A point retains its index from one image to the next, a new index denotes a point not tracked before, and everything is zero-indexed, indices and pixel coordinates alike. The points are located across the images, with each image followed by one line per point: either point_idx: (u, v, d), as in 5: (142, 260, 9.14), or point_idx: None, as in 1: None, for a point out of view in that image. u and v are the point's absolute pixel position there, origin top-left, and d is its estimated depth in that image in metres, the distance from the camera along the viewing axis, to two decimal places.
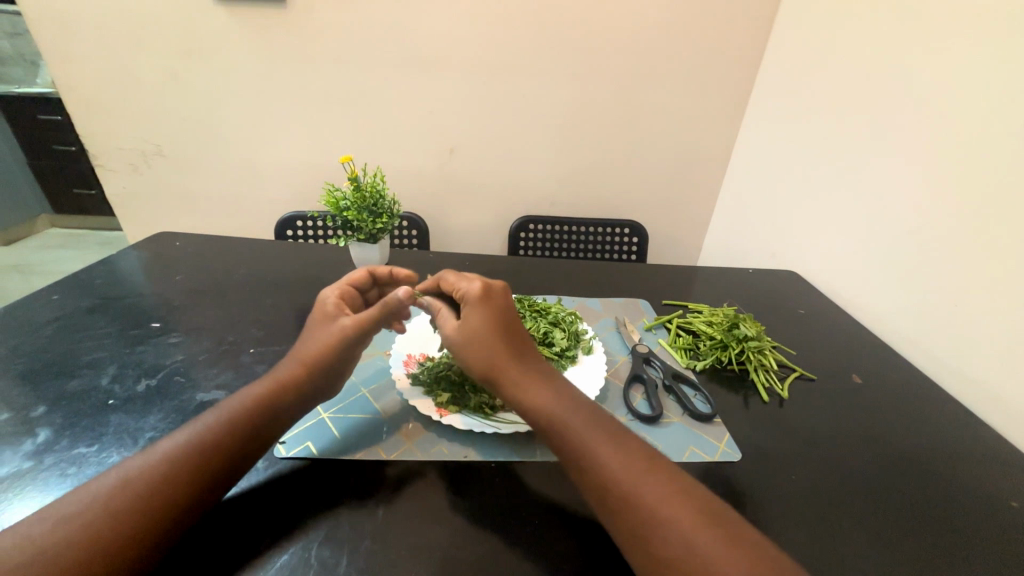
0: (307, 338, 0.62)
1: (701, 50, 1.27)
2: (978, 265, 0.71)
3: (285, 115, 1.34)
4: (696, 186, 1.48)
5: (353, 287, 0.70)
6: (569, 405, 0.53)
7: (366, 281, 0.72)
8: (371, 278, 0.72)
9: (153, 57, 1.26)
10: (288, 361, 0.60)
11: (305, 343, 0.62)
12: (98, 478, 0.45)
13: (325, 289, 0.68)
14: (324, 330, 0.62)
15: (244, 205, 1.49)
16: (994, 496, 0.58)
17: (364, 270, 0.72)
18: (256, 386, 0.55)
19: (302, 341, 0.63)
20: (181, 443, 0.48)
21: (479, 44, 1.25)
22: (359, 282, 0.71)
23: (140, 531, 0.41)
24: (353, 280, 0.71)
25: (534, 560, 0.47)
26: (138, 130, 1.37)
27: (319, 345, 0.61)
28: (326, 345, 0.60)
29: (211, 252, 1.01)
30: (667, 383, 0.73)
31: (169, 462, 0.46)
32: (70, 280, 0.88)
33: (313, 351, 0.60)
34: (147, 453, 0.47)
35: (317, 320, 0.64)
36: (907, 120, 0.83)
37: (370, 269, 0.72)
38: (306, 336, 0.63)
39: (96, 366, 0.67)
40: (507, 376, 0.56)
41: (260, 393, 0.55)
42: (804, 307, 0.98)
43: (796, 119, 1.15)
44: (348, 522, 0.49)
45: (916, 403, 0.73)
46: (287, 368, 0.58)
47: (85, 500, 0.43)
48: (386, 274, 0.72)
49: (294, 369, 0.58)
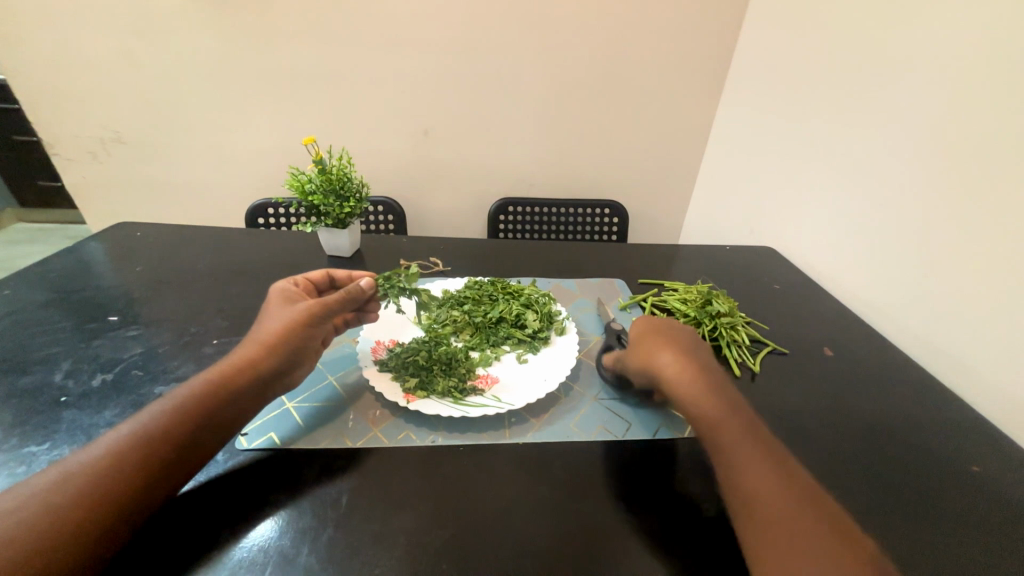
0: (265, 322, 0.60)
1: (679, 21, 1.24)
2: (951, 234, 0.71)
3: (249, 98, 1.29)
4: (677, 164, 1.46)
5: (310, 282, 0.70)
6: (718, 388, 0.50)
7: (325, 280, 0.71)
8: (330, 278, 0.72)
9: (104, 36, 1.19)
10: (244, 345, 0.57)
11: (261, 327, 0.60)
12: (40, 474, 0.42)
13: (283, 281, 0.68)
14: (285, 312, 0.61)
15: (212, 192, 1.44)
16: (957, 462, 0.60)
17: (322, 270, 0.72)
18: (206, 374, 0.53)
19: (260, 324, 0.60)
20: (129, 434, 0.45)
21: (451, 20, 1.21)
22: (317, 280, 0.71)
23: (87, 527, 0.40)
24: (312, 278, 0.71)
25: (500, 543, 0.47)
26: (95, 115, 1.31)
27: (272, 332, 0.58)
28: (287, 326, 0.59)
29: (174, 241, 0.97)
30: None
31: (115, 456, 0.44)
32: (22, 273, 0.84)
33: (271, 334, 0.58)
34: (89, 447, 0.44)
35: (276, 305, 0.63)
36: (885, 90, 0.82)
37: (328, 269, 0.72)
38: (264, 320, 0.61)
39: (49, 362, 0.65)
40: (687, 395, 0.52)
41: (210, 381, 0.52)
42: (780, 283, 0.98)
43: (774, 91, 1.13)
44: (310, 512, 0.48)
45: (887, 374, 0.74)
46: (245, 350, 0.56)
47: (21, 497, 0.40)
48: (344, 274, 0.72)
49: (244, 357, 0.55)
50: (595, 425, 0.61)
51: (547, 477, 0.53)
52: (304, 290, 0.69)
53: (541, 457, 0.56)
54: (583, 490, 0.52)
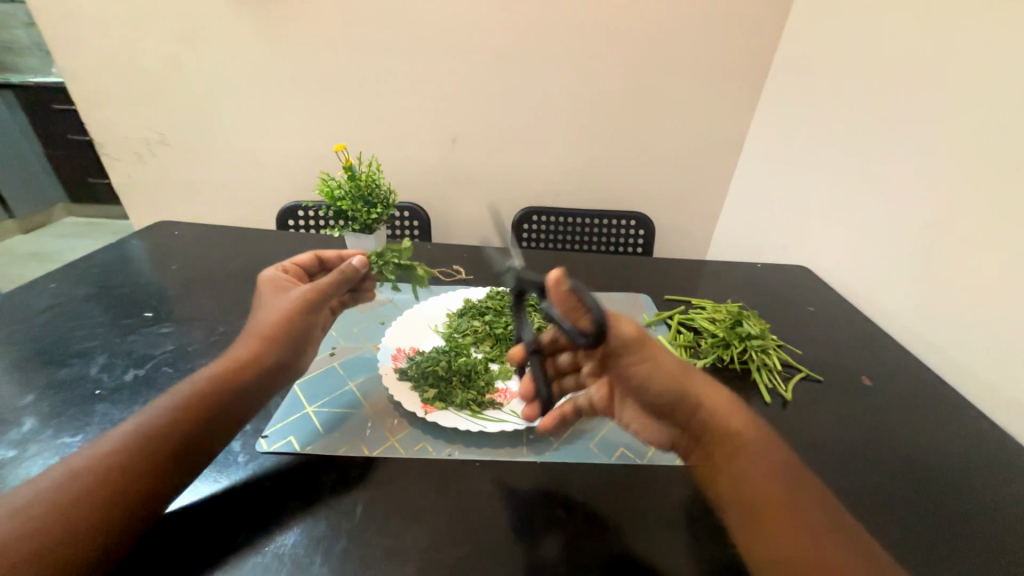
0: (262, 309, 0.62)
1: (714, 33, 1.22)
2: (1005, 260, 0.67)
3: (285, 104, 1.33)
4: (707, 177, 1.43)
5: (300, 267, 0.72)
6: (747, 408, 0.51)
7: (313, 263, 0.73)
8: (318, 261, 0.74)
9: (155, 44, 1.25)
10: (246, 334, 0.59)
11: (260, 315, 0.61)
12: (47, 472, 0.43)
13: (272, 269, 0.69)
14: (280, 299, 0.62)
15: (246, 193, 1.49)
16: (1012, 509, 0.55)
17: (310, 254, 0.74)
18: (212, 367, 0.54)
19: (258, 313, 0.62)
20: (131, 432, 0.46)
21: (483, 30, 1.22)
22: (306, 264, 0.73)
23: (96, 523, 0.41)
24: (301, 262, 0.72)
25: (514, 566, 0.45)
26: (142, 118, 1.37)
27: (271, 318, 0.60)
28: (286, 312, 0.61)
29: (207, 241, 1.01)
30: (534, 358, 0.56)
31: (118, 453, 0.45)
32: (68, 267, 0.88)
33: (271, 321, 0.60)
34: (99, 443, 0.46)
35: (269, 292, 0.64)
36: (936, 107, 0.78)
37: (316, 252, 0.74)
38: (260, 309, 0.62)
39: (87, 355, 0.67)
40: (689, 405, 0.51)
41: (215, 373, 0.53)
42: (814, 305, 0.94)
43: (813, 105, 1.09)
44: (325, 521, 0.48)
45: (931, 407, 0.69)
46: (247, 340, 0.58)
47: (30, 493, 0.41)
48: (332, 256, 0.75)
49: (246, 346, 0.57)
50: (615, 445, 0.59)
51: (565, 499, 0.52)
52: (295, 276, 0.70)
53: (558, 477, 0.54)
54: (600, 516, 0.50)
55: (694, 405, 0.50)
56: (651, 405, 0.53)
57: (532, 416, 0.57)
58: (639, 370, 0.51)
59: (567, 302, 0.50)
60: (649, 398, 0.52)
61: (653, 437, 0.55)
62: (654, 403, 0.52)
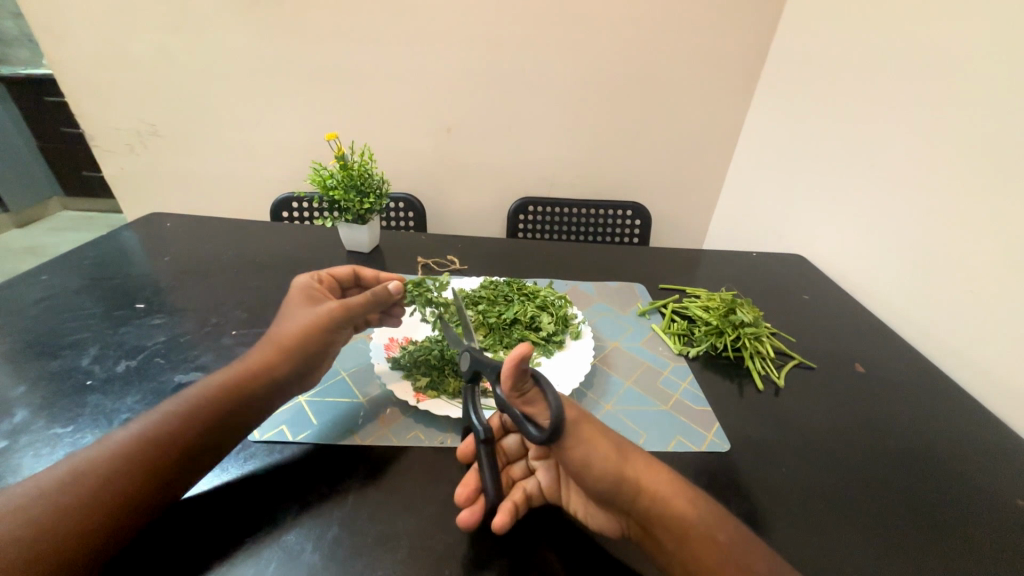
0: (286, 322, 0.61)
1: (711, 18, 1.20)
2: (996, 249, 0.67)
3: (277, 95, 1.31)
4: (705, 166, 1.42)
5: (335, 280, 0.71)
6: (689, 482, 0.46)
7: (349, 279, 0.72)
8: (355, 277, 0.73)
9: (143, 33, 1.23)
10: (262, 346, 0.58)
11: (282, 327, 0.60)
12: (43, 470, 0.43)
13: (306, 276, 0.68)
14: (305, 313, 0.61)
15: (240, 184, 1.48)
16: (1000, 494, 0.55)
17: (349, 268, 0.73)
18: (221, 375, 0.53)
19: (280, 324, 0.61)
20: (132, 433, 0.46)
21: (477, 17, 1.20)
22: (341, 277, 0.71)
23: (92, 525, 0.40)
24: (337, 274, 0.71)
25: (499, 553, 0.45)
26: (134, 109, 1.36)
27: (291, 334, 0.59)
28: (306, 330, 0.59)
29: (199, 232, 1.00)
30: (482, 447, 0.49)
31: (118, 454, 0.44)
32: (59, 259, 0.87)
33: (290, 337, 0.59)
34: (100, 443, 0.45)
35: (298, 303, 0.63)
36: (933, 93, 0.77)
37: (355, 268, 0.72)
38: (285, 320, 0.61)
39: (78, 347, 0.67)
40: (635, 497, 0.43)
41: (222, 385, 0.52)
42: (808, 293, 0.94)
43: (810, 92, 1.08)
44: (317, 508, 0.49)
45: (922, 394, 0.70)
46: (262, 353, 0.57)
47: (28, 495, 0.41)
48: (370, 276, 0.73)
49: (260, 361, 0.56)
50: None
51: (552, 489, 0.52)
52: (328, 288, 0.69)
53: None
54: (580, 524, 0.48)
55: (633, 492, 0.43)
56: (592, 493, 0.45)
57: (469, 518, 0.45)
58: (578, 461, 0.44)
59: (515, 384, 0.45)
60: (590, 490, 0.45)
61: (604, 528, 0.47)
62: (594, 493, 0.45)
